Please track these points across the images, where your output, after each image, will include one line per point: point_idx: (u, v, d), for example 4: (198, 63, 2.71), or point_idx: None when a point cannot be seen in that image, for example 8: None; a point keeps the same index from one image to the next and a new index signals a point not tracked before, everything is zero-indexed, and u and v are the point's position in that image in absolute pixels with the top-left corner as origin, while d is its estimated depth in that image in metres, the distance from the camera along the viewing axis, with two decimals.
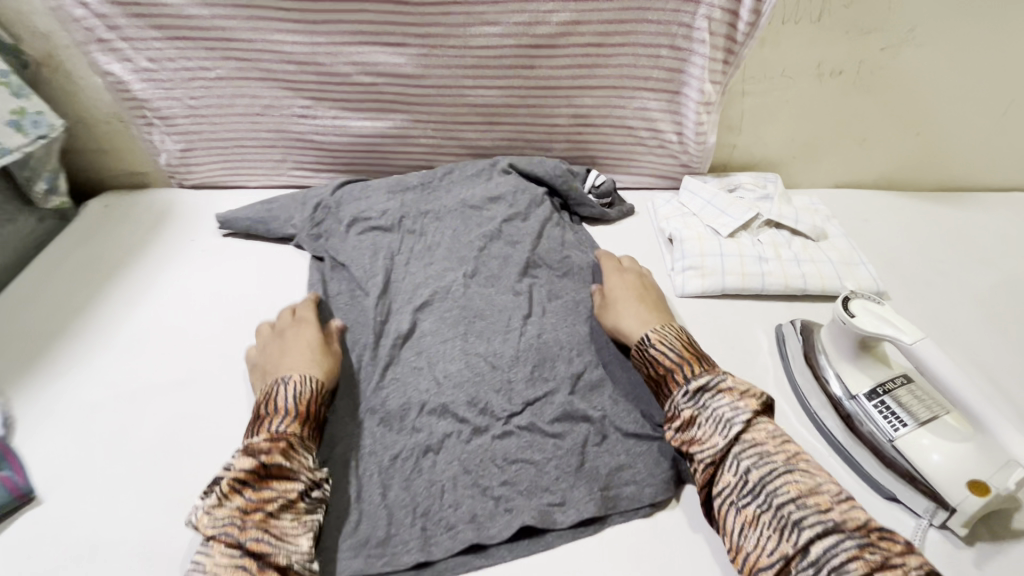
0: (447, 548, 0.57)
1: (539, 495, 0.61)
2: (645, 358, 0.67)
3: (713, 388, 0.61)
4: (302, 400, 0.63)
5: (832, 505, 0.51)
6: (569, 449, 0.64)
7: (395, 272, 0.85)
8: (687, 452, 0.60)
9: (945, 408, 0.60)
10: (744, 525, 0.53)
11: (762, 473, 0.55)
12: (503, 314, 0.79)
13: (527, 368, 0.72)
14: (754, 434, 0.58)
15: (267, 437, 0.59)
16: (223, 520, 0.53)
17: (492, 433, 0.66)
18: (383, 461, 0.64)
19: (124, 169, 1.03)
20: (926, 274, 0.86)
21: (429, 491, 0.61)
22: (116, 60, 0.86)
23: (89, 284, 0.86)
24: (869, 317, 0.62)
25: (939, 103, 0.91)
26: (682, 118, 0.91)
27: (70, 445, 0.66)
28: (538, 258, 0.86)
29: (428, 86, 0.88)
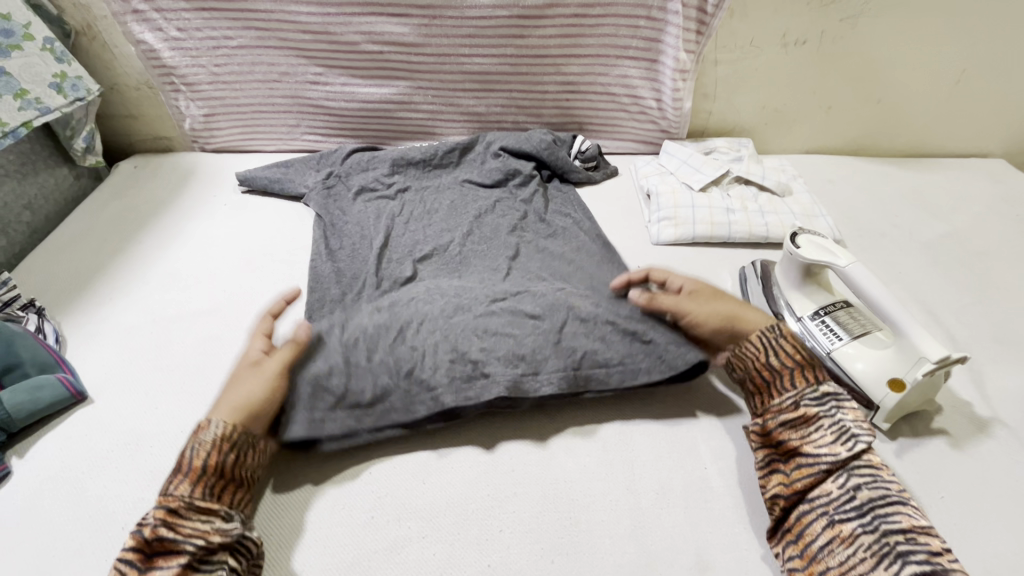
0: (429, 407, 0.65)
1: (515, 365, 0.67)
2: (773, 346, 0.64)
3: (838, 398, 0.60)
4: (200, 453, 0.55)
5: (944, 548, 0.50)
6: (548, 327, 0.70)
7: (395, 232, 0.92)
8: (795, 450, 0.58)
9: (877, 326, 0.69)
10: (835, 538, 0.52)
11: (872, 495, 0.53)
12: (491, 253, 0.88)
13: (514, 279, 0.80)
14: (871, 458, 0.57)
15: (158, 502, 0.53)
16: None
17: (475, 311, 0.72)
18: (367, 329, 0.70)
19: (152, 134, 1.13)
20: (881, 228, 0.95)
21: (412, 354, 0.68)
22: (149, 29, 0.96)
23: (125, 232, 0.96)
24: (812, 248, 0.71)
25: (896, 72, 1.00)
26: (660, 85, 0.99)
27: (114, 359, 0.76)
28: (525, 224, 0.93)
29: (428, 54, 0.97)
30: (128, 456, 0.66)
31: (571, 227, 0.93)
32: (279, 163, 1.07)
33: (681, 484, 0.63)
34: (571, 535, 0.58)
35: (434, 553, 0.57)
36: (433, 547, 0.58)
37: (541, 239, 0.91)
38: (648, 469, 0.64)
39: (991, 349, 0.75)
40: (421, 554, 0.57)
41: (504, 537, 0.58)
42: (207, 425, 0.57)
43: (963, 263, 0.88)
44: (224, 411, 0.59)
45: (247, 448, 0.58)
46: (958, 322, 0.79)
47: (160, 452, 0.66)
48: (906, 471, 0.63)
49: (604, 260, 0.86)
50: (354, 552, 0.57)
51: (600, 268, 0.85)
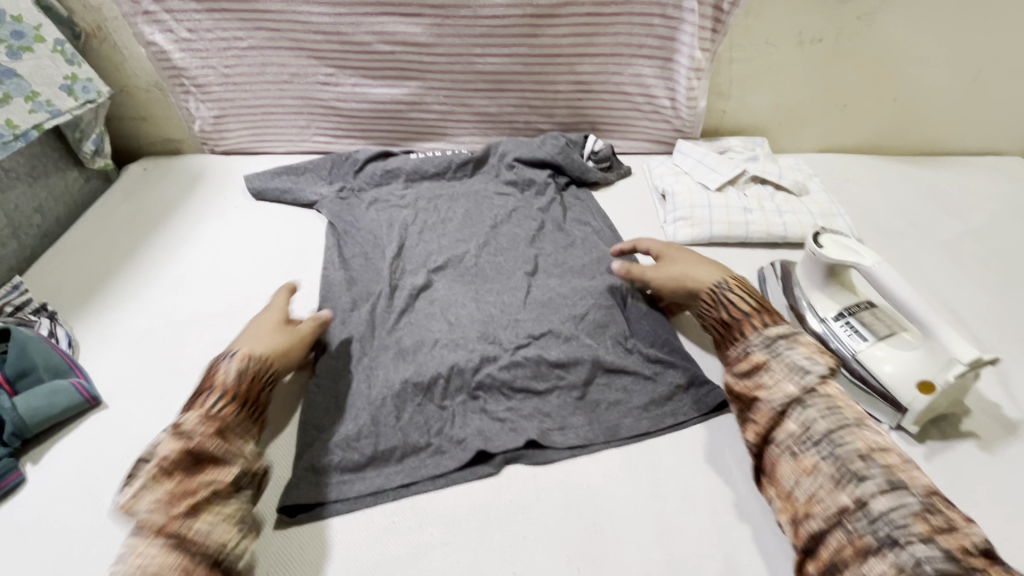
0: (460, 460, 0.64)
1: (540, 419, 0.68)
2: (718, 302, 0.69)
3: (789, 337, 0.62)
4: (245, 381, 0.62)
5: (902, 464, 0.51)
6: (572, 382, 0.71)
7: (409, 240, 0.92)
8: (751, 394, 0.60)
9: (903, 326, 0.67)
10: (800, 473, 0.53)
11: (829, 425, 0.54)
12: (510, 270, 0.87)
13: (535, 313, 0.80)
14: (827, 389, 0.57)
15: (200, 418, 0.57)
16: (145, 511, 0.50)
17: (501, 359, 0.73)
18: (394, 386, 0.70)
19: (161, 136, 1.12)
20: (900, 227, 0.93)
21: (440, 415, 0.68)
22: (159, 31, 0.95)
23: (135, 235, 0.95)
24: (835, 247, 0.70)
25: (914, 70, 0.98)
26: (674, 84, 0.98)
27: (126, 364, 0.75)
28: (542, 235, 0.93)
29: (440, 54, 0.96)
30: None
31: (592, 241, 0.92)
32: (291, 166, 1.06)
33: (707, 488, 0.62)
34: (596, 541, 0.57)
35: (458, 560, 0.56)
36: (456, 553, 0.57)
37: (557, 255, 0.90)
38: (671, 474, 0.63)
39: (1016, 348, 0.74)
40: (444, 561, 0.56)
41: (529, 543, 0.57)
42: (241, 351, 0.64)
43: (985, 261, 0.87)
44: (265, 348, 0.66)
45: (268, 383, 0.65)
46: (982, 322, 0.77)
47: None
48: (933, 473, 0.62)
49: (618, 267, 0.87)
50: (376, 558, 0.56)
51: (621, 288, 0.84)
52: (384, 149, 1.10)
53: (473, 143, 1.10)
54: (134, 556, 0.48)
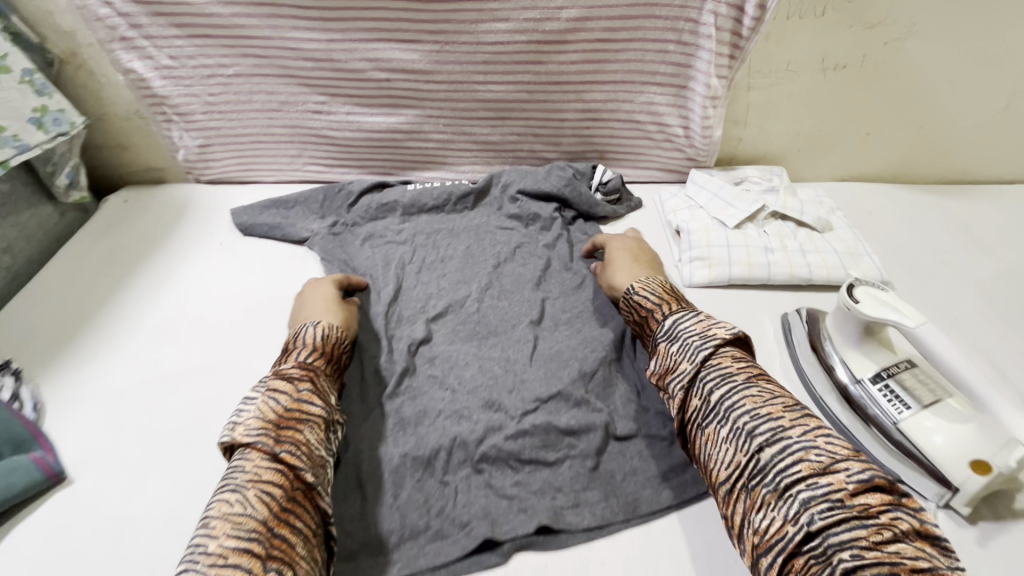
0: (463, 547, 0.58)
1: (551, 496, 0.62)
2: (630, 305, 0.75)
3: (683, 321, 0.67)
4: (328, 342, 0.69)
5: (785, 414, 0.55)
6: (583, 451, 0.66)
7: (406, 283, 0.86)
8: (662, 380, 0.65)
9: (948, 392, 0.62)
10: (708, 443, 0.58)
11: (722, 392, 0.59)
12: (514, 317, 0.81)
13: (542, 372, 0.74)
14: (721, 359, 0.62)
15: (297, 365, 0.64)
16: (258, 430, 0.55)
17: (507, 431, 0.67)
18: (393, 461, 0.65)
19: (143, 165, 1.06)
20: (931, 266, 0.88)
21: (441, 493, 0.63)
22: (138, 58, 0.88)
23: (112, 277, 0.89)
24: (872, 303, 0.64)
25: (943, 97, 0.93)
26: (688, 112, 0.92)
27: (97, 429, 0.68)
28: (549, 275, 0.88)
29: (440, 81, 0.90)
30: (110, 549, 0.58)
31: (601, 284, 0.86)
32: (280, 198, 1.00)
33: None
34: None
35: None
36: None
37: (565, 300, 0.84)
38: (697, 562, 0.57)
39: None
40: None
41: None
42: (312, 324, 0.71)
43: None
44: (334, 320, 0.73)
45: (343, 348, 0.72)
46: None
47: (147, 545, 0.58)
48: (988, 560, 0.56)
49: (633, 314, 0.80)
50: None
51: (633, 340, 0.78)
52: (380, 179, 1.03)
53: (474, 172, 1.04)
54: (248, 468, 0.53)
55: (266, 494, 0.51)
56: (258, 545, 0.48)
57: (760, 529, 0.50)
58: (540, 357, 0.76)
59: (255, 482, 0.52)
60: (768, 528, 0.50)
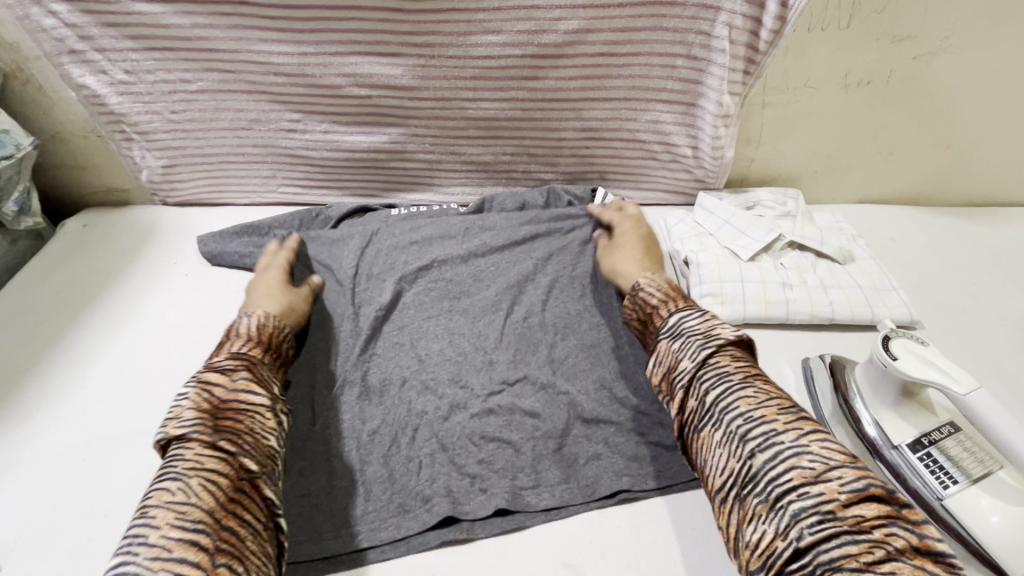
0: (424, 522, 0.58)
1: (512, 476, 0.62)
2: (633, 301, 0.69)
3: (692, 318, 0.62)
4: (266, 332, 0.66)
5: (779, 416, 0.50)
6: (547, 432, 0.65)
7: (377, 240, 0.85)
8: (664, 379, 0.59)
9: (999, 462, 0.54)
10: (702, 448, 0.53)
11: (717, 392, 0.53)
12: (486, 283, 0.81)
13: (511, 353, 0.73)
14: (720, 358, 0.56)
15: (231, 357, 0.60)
16: (191, 421, 0.52)
17: (471, 411, 0.67)
18: (361, 438, 0.66)
19: (104, 186, 0.97)
20: (961, 301, 0.80)
21: (405, 467, 0.63)
22: (90, 72, 0.80)
23: (63, 315, 0.81)
24: (913, 361, 0.56)
25: (974, 114, 0.85)
26: (698, 132, 0.85)
27: (33, 500, 0.60)
28: (527, 235, 0.86)
29: (425, 99, 0.82)
30: None
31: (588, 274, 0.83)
32: (251, 224, 0.91)
33: None
34: None
35: None
36: None
37: (539, 267, 0.83)
38: None
39: None
40: None
41: None
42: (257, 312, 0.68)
43: None
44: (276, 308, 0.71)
45: (286, 338, 0.69)
46: None
47: None
48: None
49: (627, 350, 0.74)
50: None
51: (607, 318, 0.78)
52: (362, 202, 0.95)
53: (464, 194, 0.96)
54: (187, 459, 0.49)
55: (209, 485, 0.47)
56: (204, 537, 0.44)
57: (751, 543, 0.45)
58: (509, 329, 0.76)
59: (198, 470, 0.48)
60: (759, 543, 0.45)
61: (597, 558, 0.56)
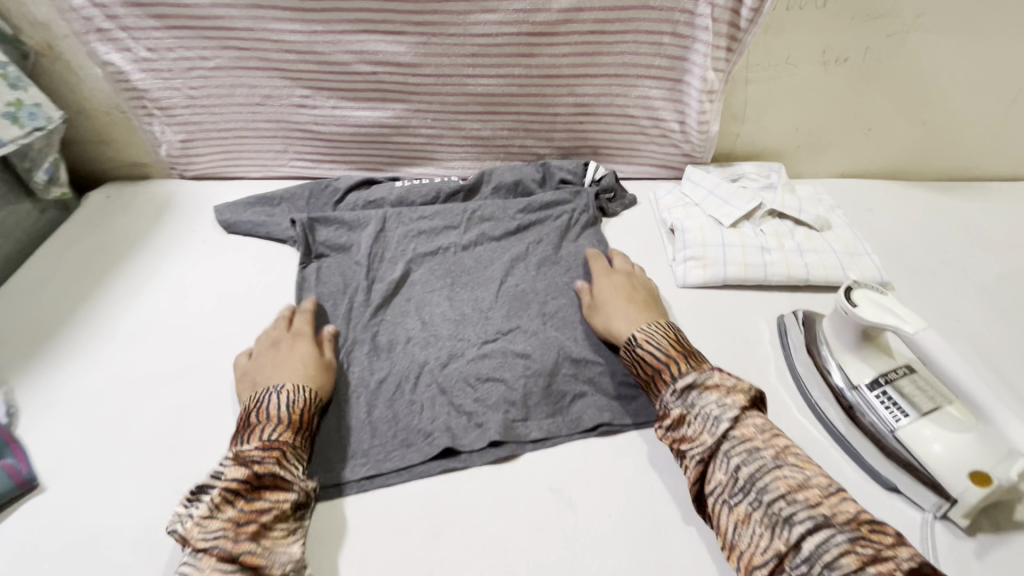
0: (425, 453, 0.64)
1: (505, 408, 0.68)
2: (633, 359, 0.66)
3: (700, 385, 0.60)
4: (297, 410, 0.62)
5: (822, 499, 0.51)
6: (537, 371, 0.72)
7: (389, 222, 0.91)
8: (680, 449, 0.59)
9: (948, 399, 0.59)
10: (737, 524, 0.53)
11: (752, 470, 0.54)
12: (487, 263, 0.87)
13: (505, 311, 0.80)
14: (743, 430, 0.57)
15: (260, 446, 0.58)
16: (214, 532, 0.52)
17: (468, 356, 0.74)
18: (369, 385, 0.72)
19: (125, 160, 1.03)
20: (932, 267, 0.85)
21: (408, 408, 0.69)
22: (116, 50, 0.86)
23: (91, 276, 0.87)
24: (872, 308, 0.61)
25: (947, 91, 0.90)
26: (684, 107, 0.90)
27: (70, 434, 0.67)
28: (523, 218, 0.92)
29: (427, 75, 0.88)
30: (81, 561, 0.57)
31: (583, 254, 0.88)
32: (264, 195, 0.97)
33: None
34: None
35: None
36: None
37: (537, 247, 0.88)
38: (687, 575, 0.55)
39: None
40: None
41: None
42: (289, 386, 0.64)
43: None
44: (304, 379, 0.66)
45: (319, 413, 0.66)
46: None
47: (121, 553, 0.57)
48: None
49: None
50: None
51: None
52: (368, 175, 1.01)
53: (465, 168, 1.01)
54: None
55: None
56: None
57: None
58: (507, 297, 0.82)
59: None
60: None
61: (581, 484, 0.62)
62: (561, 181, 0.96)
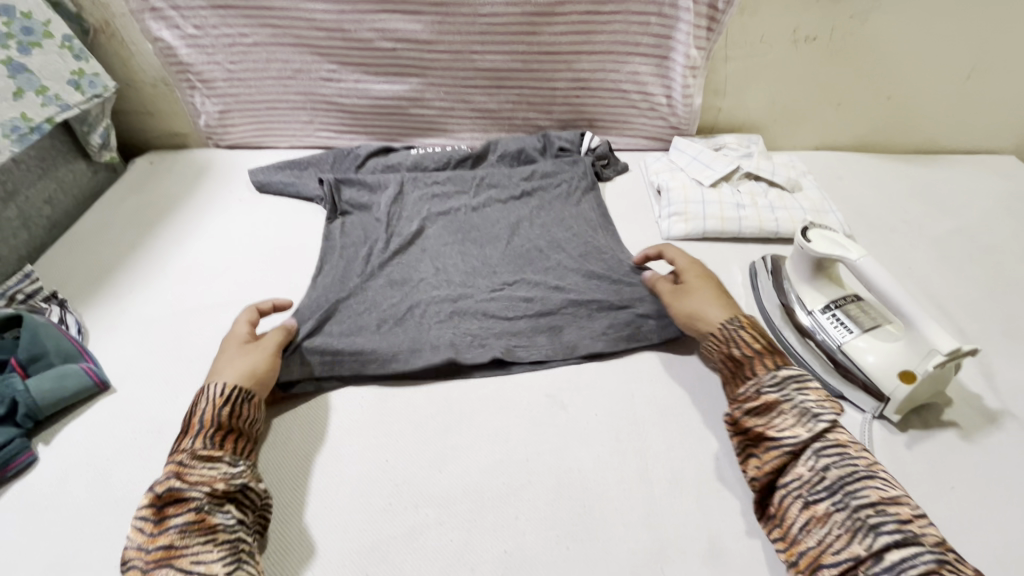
0: (433, 366, 0.74)
1: (507, 338, 0.77)
2: (728, 337, 0.66)
3: (800, 380, 0.60)
4: (193, 417, 0.60)
5: (913, 515, 0.51)
6: (537, 310, 0.81)
7: (406, 188, 1.00)
8: (760, 435, 0.59)
9: (888, 319, 0.69)
10: (810, 519, 0.53)
11: (842, 473, 0.54)
12: (495, 223, 0.95)
13: (513, 264, 0.89)
14: (837, 435, 0.57)
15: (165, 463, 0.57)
16: (132, 563, 0.51)
17: (477, 298, 0.83)
18: (385, 312, 0.80)
19: (167, 130, 1.15)
20: (891, 224, 0.95)
21: (419, 330, 0.78)
22: (166, 27, 0.97)
23: (141, 228, 0.98)
24: (824, 242, 0.71)
25: (907, 68, 1.00)
26: (670, 82, 1.00)
27: (133, 350, 0.77)
28: (528, 186, 1.01)
29: (440, 51, 0.98)
30: (149, 444, 0.67)
31: (583, 215, 0.96)
32: (293, 161, 1.08)
33: (693, 473, 0.64)
34: (586, 521, 0.59)
35: (452, 539, 0.58)
36: (455, 535, 0.59)
37: (539, 212, 0.97)
38: (660, 459, 0.65)
39: (999, 343, 0.76)
40: (438, 539, 0.58)
41: (520, 524, 0.59)
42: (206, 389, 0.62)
43: (975, 258, 0.89)
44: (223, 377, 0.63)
45: (244, 403, 0.62)
46: (968, 316, 0.80)
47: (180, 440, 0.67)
48: (916, 462, 0.64)
49: (609, 257, 0.88)
50: (373, 537, 0.59)
51: (594, 242, 0.91)
52: (386, 144, 1.12)
53: (473, 138, 1.12)
54: None
55: None
56: None
57: None
58: (512, 253, 0.91)
59: None
60: None
61: (573, 392, 0.72)
62: (560, 149, 1.06)
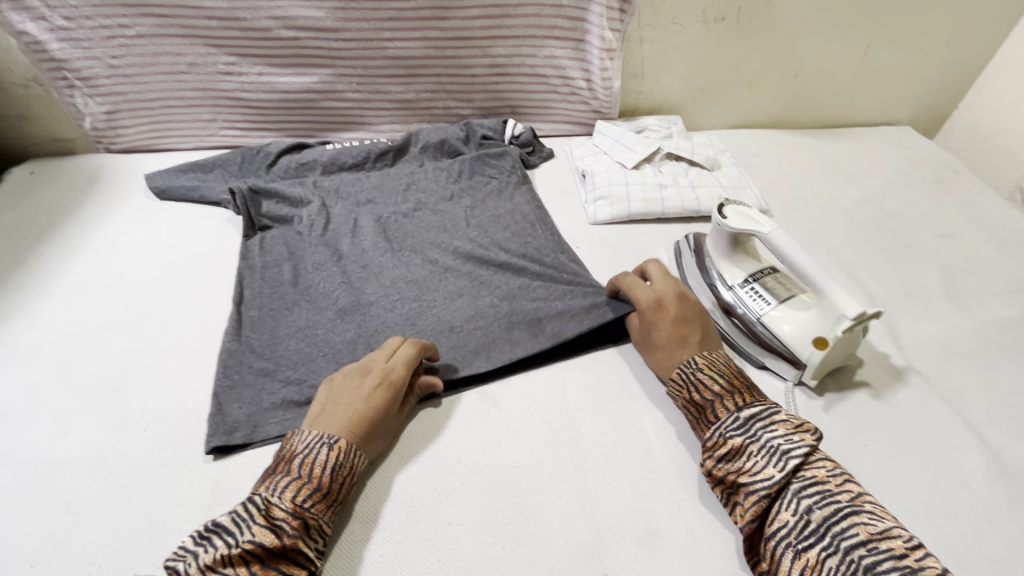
0: None
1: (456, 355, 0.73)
2: (685, 382, 0.64)
3: (765, 418, 0.59)
4: (338, 476, 0.55)
5: (907, 550, 0.48)
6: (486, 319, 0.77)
7: (329, 201, 0.94)
8: (735, 485, 0.56)
9: (801, 289, 0.72)
10: (804, 570, 0.49)
11: (826, 514, 0.51)
12: (429, 227, 0.91)
13: (452, 271, 0.84)
14: (813, 471, 0.55)
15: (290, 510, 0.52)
16: None
17: (418, 314, 0.78)
18: (319, 342, 0.74)
19: (47, 135, 1.03)
20: (805, 196, 0.99)
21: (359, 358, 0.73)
22: (31, 19, 0.87)
23: (20, 247, 0.87)
24: (739, 218, 0.72)
25: (811, 45, 1.04)
26: (588, 65, 1.00)
27: (13, 383, 0.69)
28: (459, 189, 0.97)
29: (348, 39, 0.93)
30: (33, 488, 0.60)
31: (519, 209, 0.94)
32: (195, 164, 1.00)
33: (626, 457, 0.64)
34: (520, 519, 0.58)
35: (382, 553, 0.55)
36: (383, 551, 0.56)
37: (473, 211, 0.94)
38: (592, 446, 0.65)
39: (903, 302, 0.81)
40: (367, 556, 0.55)
41: (453, 529, 0.57)
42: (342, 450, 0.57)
43: (879, 224, 0.94)
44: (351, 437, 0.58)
45: (353, 471, 0.57)
46: (875, 280, 0.84)
47: (74, 479, 0.61)
48: (833, 424, 0.67)
49: (548, 257, 0.86)
50: None
51: (534, 237, 0.89)
52: (300, 140, 1.05)
53: (393, 131, 1.08)
54: None
55: None
56: None
57: None
58: (450, 257, 0.86)
59: None
60: None
61: (505, 387, 0.71)
62: (483, 138, 1.03)
